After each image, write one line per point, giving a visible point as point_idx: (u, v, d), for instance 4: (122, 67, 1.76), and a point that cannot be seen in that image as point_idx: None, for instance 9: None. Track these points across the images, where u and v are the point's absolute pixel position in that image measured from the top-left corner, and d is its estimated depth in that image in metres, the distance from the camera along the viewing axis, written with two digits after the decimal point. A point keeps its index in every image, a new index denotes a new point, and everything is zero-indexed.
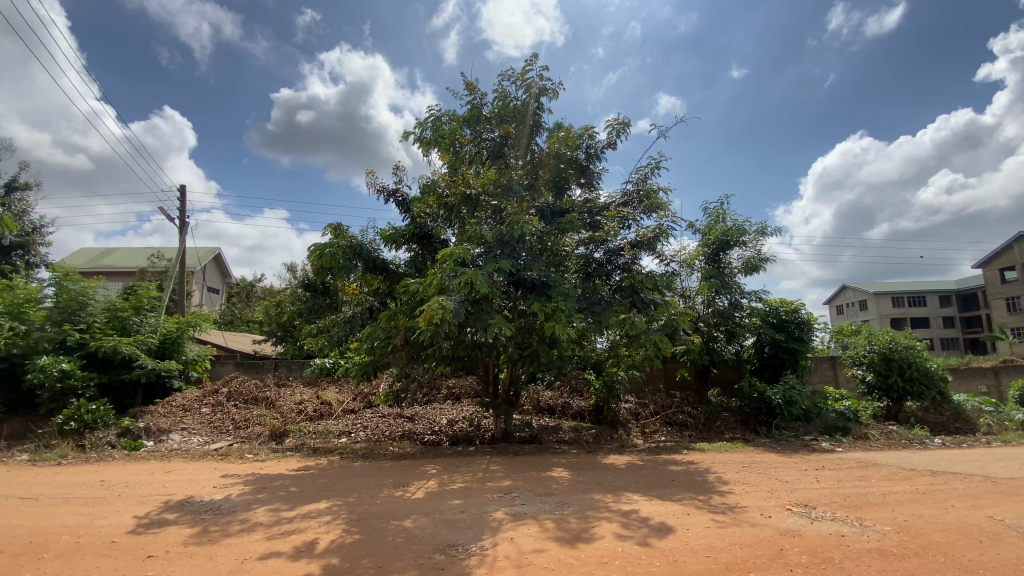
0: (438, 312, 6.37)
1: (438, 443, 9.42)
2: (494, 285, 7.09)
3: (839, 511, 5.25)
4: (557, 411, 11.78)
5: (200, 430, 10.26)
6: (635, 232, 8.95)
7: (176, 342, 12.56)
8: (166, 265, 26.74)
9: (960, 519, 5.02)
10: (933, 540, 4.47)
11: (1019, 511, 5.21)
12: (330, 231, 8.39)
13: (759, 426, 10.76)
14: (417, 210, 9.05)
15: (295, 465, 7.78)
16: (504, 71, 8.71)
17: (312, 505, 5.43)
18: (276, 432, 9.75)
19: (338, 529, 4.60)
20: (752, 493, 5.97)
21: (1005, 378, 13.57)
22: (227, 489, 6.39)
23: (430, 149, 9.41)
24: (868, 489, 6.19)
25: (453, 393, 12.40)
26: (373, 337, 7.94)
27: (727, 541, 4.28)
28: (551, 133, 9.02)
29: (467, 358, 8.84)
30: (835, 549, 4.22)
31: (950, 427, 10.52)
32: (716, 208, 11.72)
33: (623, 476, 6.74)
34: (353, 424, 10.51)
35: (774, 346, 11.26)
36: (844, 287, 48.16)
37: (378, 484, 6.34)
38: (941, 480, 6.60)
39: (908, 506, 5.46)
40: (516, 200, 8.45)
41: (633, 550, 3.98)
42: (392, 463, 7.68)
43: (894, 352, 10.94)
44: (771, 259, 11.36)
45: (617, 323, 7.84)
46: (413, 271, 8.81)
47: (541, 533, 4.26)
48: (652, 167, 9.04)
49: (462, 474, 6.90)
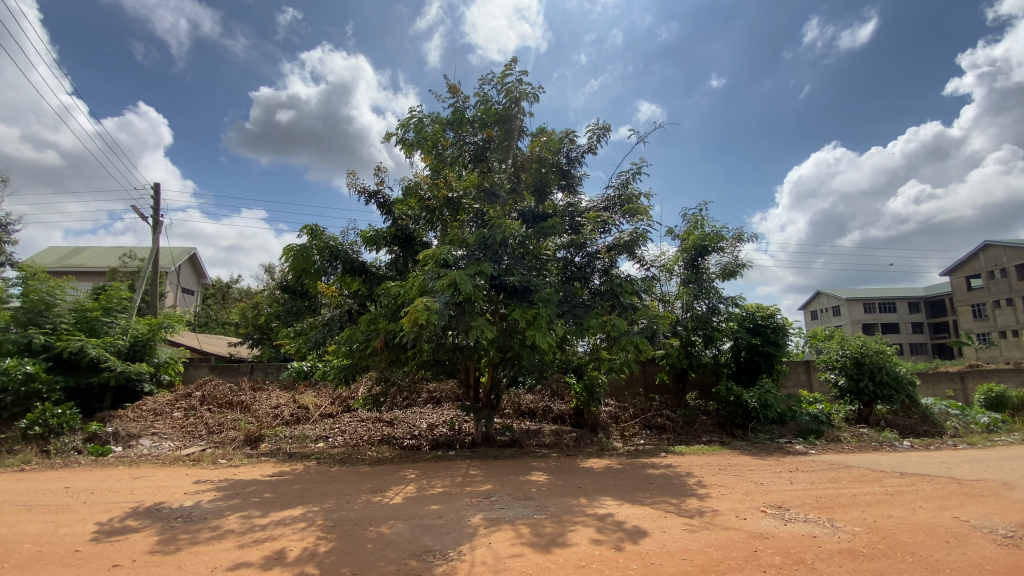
0: (423, 313, 6.33)
1: (418, 447, 9.33)
2: (477, 287, 7.07)
3: (812, 513, 5.37)
4: (538, 414, 11.77)
5: (171, 435, 9.99)
6: (615, 237, 9.06)
7: (147, 344, 12.19)
8: (139, 265, 26.08)
9: (927, 519, 5.18)
10: (901, 540, 4.59)
11: (982, 511, 5.40)
12: (307, 232, 8.26)
13: (735, 429, 10.90)
14: (399, 211, 8.96)
15: (270, 471, 7.61)
16: (485, 75, 8.73)
17: (286, 512, 5.33)
18: (251, 437, 9.54)
19: (312, 537, 4.51)
20: (728, 495, 6.07)
21: (971, 382, 14.04)
22: (198, 495, 6.23)
23: (412, 152, 9.38)
24: (840, 490, 6.34)
25: (433, 396, 12.31)
26: (352, 340, 7.83)
27: (702, 544, 4.34)
28: (533, 137, 9.08)
29: (448, 362, 8.78)
30: (808, 549, 4.32)
31: (918, 429, 10.84)
32: (694, 215, 11.91)
33: (602, 479, 6.77)
34: (331, 429, 10.34)
35: (750, 349, 11.49)
36: (818, 293, 49.38)
37: (355, 489, 6.25)
38: (909, 482, 6.80)
39: (878, 507, 5.62)
40: (499, 204, 8.47)
41: (610, 554, 4.00)
42: (370, 469, 7.57)
43: (865, 356, 11.23)
44: (747, 265, 11.57)
45: (598, 326, 7.88)
46: (395, 274, 8.75)
47: (517, 539, 4.25)
48: (632, 172, 9.14)
49: (441, 478, 6.84)
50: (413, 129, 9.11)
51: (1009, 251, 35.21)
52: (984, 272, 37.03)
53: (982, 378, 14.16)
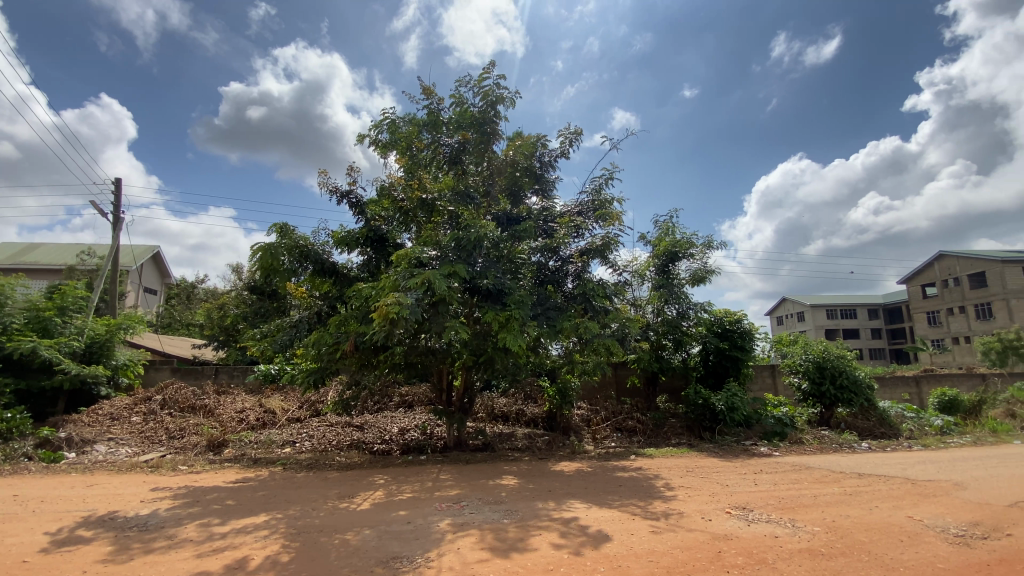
0: (393, 310, 6.24)
1: (388, 452, 9.20)
2: (450, 288, 7.01)
3: (774, 513, 5.51)
4: (511, 418, 11.74)
5: (129, 441, 9.59)
6: (588, 241, 9.16)
7: (105, 346, 11.67)
8: (99, 263, 25.04)
9: (882, 519, 5.38)
10: (858, 539, 4.75)
11: (934, 511, 5.64)
12: (276, 231, 8.07)
13: (703, 431, 11.11)
14: (371, 212, 8.85)
15: (233, 477, 7.38)
16: (461, 77, 8.72)
17: (248, 519, 5.17)
18: (215, 442, 9.23)
19: (274, 545, 4.38)
20: (694, 497, 6.19)
21: (925, 386, 14.67)
22: (155, 503, 5.99)
23: (385, 152, 9.29)
24: (801, 491, 6.53)
25: (406, 400, 12.15)
26: (320, 343, 7.66)
27: (668, 545, 4.41)
28: (508, 141, 9.08)
29: (420, 366, 8.71)
30: (770, 550, 4.42)
31: (876, 432, 11.25)
32: (666, 221, 12.13)
33: (572, 483, 6.80)
34: (299, 434, 10.10)
35: (718, 354, 11.75)
36: (784, 299, 50.92)
37: (321, 495, 6.11)
38: (866, 482, 7.05)
39: (837, 508, 5.80)
40: (473, 206, 8.45)
41: (574, 558, 4.02)
42: (338, 474, 7.41)
43: (827, 361, 11.61)
44: (716, 272, 11.84)
45: (571, 329, 7.92)
46: (367, 276, 8.63)
47: (480, 544, 4.23)
48: (605, 178, 9.25)
49: (411, 484, 6.74)
50: (387, 130, 9.04)
51: (961, 261, 37.01)
52: (939, 281, 38.84)
53: (935, 382, 14.82)
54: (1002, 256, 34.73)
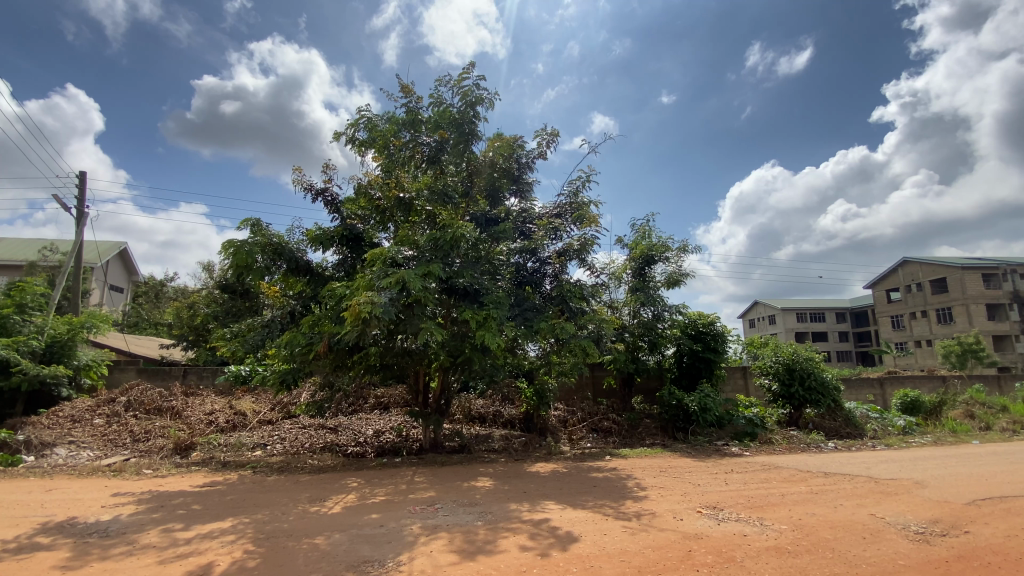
0: (365, 309, 6.15)
1: (362, 454, 9.08)
2: (426, 288, 6.95)
3: (743, 512, 5.62)
4: (488, 419, 11.70)
5: (91, 444, 9.24)
6: (565, 243, 9.24)
7: (66, 346, 11.24)
8: (61, 259, 24.07)
9: (847, 516, 5.55)
10: (823, 537, 4.89)
11: (896, 509, 5.84)
12: (249, 228, 7.89)
13: (677, 431, 11.28)
14: (347, 210, 8.74)
15: (200, 481, 7.18)
16: (441, 76, 8.68)
17: (214, 524, 5.04)
18: (181, 445, 8.96)
19: (240, 550, 4.27)
20: (667, 496, 6.28)
21: (889, 388, 15.18)
22: (117, 509, 5.77)
23: (362, 150, 9.19)
24: (770, 490, 6.68)
25: (382, 402, 12.01)
26: (293, 343, 7.50)
27: (640, 545, 4.45)
28: (486, 142, 9.07)
29: (396, 367, 8.62)
30: (738, 548, 4.51)
31: (842, 432, 11.59)
32: (642, 225, 12.27)
33: (548, 484, 6.82)
34: (270, 436, 9.88)
35: (692, 355, 11.95)
36: (756, 303, 52.08)
37: (292, 499, 5.99)
38: (832, 481, 7.26)
39: (803, 506, 5.95)
40: (451, 206, 8.39)
41: (545, 560, 4.03)
42: (310, 477, 7.27)
43: (796, 363, 11.94)
44: (690, 275, 12.04)
45: (547, 330, 7.95)
46: (342, 275, 8.49)
47: (449, 547, 4.20)
48: (583, 181, 9.35)
49: (385, 486, 6.66)
50: (365, 128, 8.95)
51: (924, 267, 38.45)
52: (903, 286, 40.29)
53: (898, 384, 15.37)
54: (961, 263, 36.25)
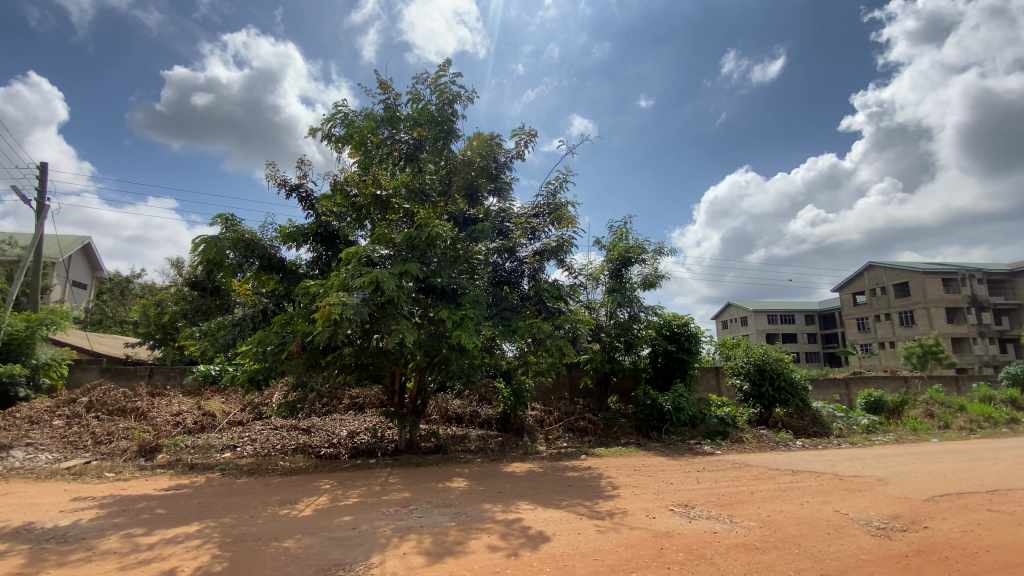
0: (337, 309, 6.05)
1: (336, 456, 8.93)
2: (401, 288, 6.87)
3: (714, 510, 5.73)
4: (464, 419, 11.65)
5: (49, 446, 8.86)
6: (543, 242, 9.29)
7: (25, 344, 10.86)
8: (19, 253, 23.02)
9: (812, 513, 5.71)
10: (790, 533, 5.02)
11: (859, 505, 6.05)
12: (220, 223, 7.68)
13: (651, 431, 11.42)
14: (322, 207, 8.60)
15: (166, 485, 6.95)
16: (418, 74, 8.62)
17: (178, 529, 4.89)
18: (146, 447, 8.68)
19: (206, 555, 4.16)
20: (641, 495, 6.35)
21: (854, 388, 15.70)
22: (76, 514, 5.54)
23: (339, 147, 9.05)
24: (740, 488, 6.84)
25: (356, 402, 11.86)
26: (265, 342, 7.33)
27: (613, 544, 4.50)
28: (464, 141, 9.02)
29: (372, 367, 8.53)
30: (708, 545, 4.60)
31: (810, 430, 11.92)
32: (620, 227, 12.40)
33: (523, 484, 6.83)
34: (240, 438, 9.64)
35: (666, 355, 12.14)
36: (729, 304, 53.19)
37: (261, 502, 5.86)
38: (798, 479, 7.46)
39: (771, 503, 6.11)
40: (429, 204, 8.32)
41: (516, 560, 4.03)
42: (281, 480, 7.13)
43: (766, 363, 12.24)
44: (666, 277, 12.21)
45: (524, 330, 7.95)
46: (316, 273, 8.34)
47: (420, 548, 4.17)
48: (561, 181, 9.43)
49: (358, 488, 6.57)
50: (341, 124, 8.83)
51: (888, 272, 39.81)
52: (868, 290, 41.69)
53: (863, 384, 15.87)
54: (923, 268, 37.71)
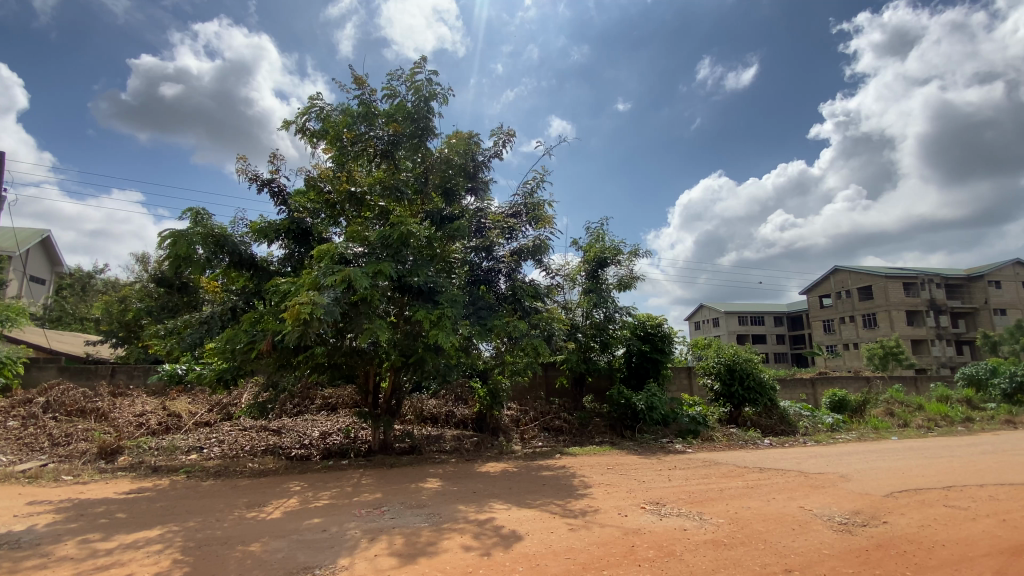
0: (307, 307, 5.94)
1: (307, 457, 8.76)
2: (375, 286, 6.78)
3: (684, 507, 5.84)
4: (440, 420, 11.57)
5: (2, 449, 8.45)
6: (520, 242, 9.34)
7: None
8: None
9: (778, 509, 5.87)
10: (756, 529, 5.15)
11: (822, 501, 6.25)
12: (189, 217, 7.46)
13: (625, 430, 11.58)
14: (295, 203, 8.44)
15: (127, 488, 6.72)
16: (393, 70, 8.51)
17: (139, 533, 4.73)
18: (107, 449, 8.36)
19: (167, 560, 4.04)
20: (614, 494, 6.42)
21: (820, 387, 16.20)
22: (30, 519, 5.30)
23: (313, 141, 8.89)
24: (710, 486, 6.98)
25: (329, 402, 11.66)
26: (233, 340, 7.14)
27: (585, 542, 4.54)
28: (441, 138, 8.95)
29: (345, 367, 8.40)
30: (678, 542, 4.68)
31: (777, 428, 12.27)
32: (597, 228, 12.53)
33: (497, 483, 6.84)
34: (207, 439, 9.38)
35: (641, 355, 12.28)
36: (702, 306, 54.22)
37: (228, 505, 5.71)
38: (766, 476, 7.68)
39: (740, 500, 6.26)
40: (405, 202, 8.28)
41: (489, 560, 4.03)
42: (250, 482, 6.96)
43: (736, 363, 12.55)
44: (641, 278, 12.38)
45: (500, 329, 7.96)
46: (288, 270, 8.18)
47: (391, 550, 4.13)
48: (538, 181, 9.49)
49: (329, 490, 6.47)
50: (317, 118, 8.68)
51: (853, 275, 41.20)
52: (834, 292, 43.06)
53: (828, 384, 16.38)
54: (886, 272, 39.14)
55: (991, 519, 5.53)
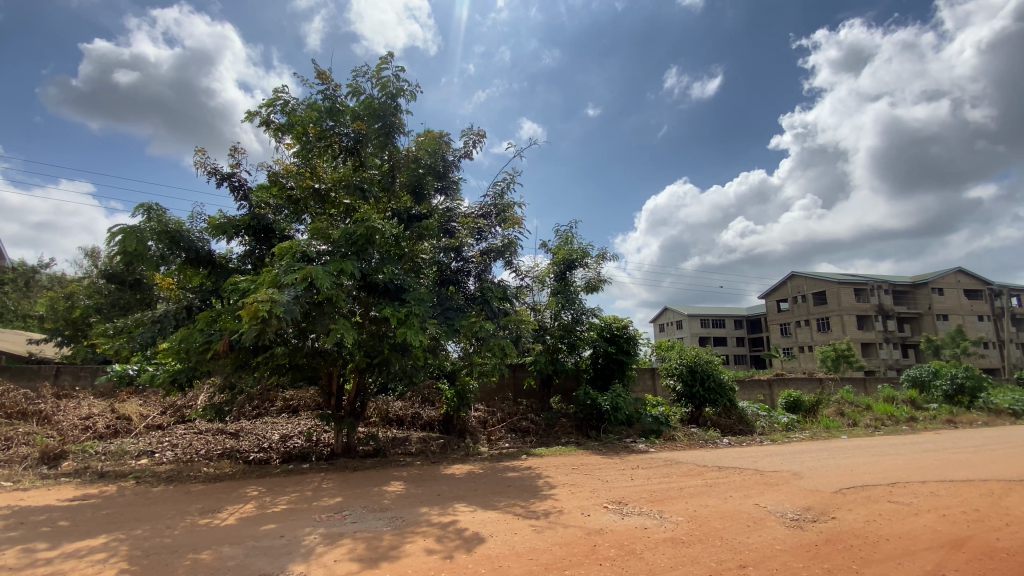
0: (265, 305, 5.78)
1: (266, 461, 8.53)
2: (338, 285, 6.65)
3: (645, 506, 5.97)
4: (406, 422, 11.44)
5: None
6: (488, 242, 9.35)
7: None
8: None
9: (735, 506, 6.07)
10: (714, 526, 5.31)
11: (776, 498, 6.50)
12: (141, 212, 7.14)
13: (590, 430, 11.73)
14: (257, 198, 8.21)
15: (71, 495, 6.38)
16: (359, 66, 8.39)
17: (82, 542, 4.50)
18: (49, 453, 7.92)
19: (111, 570, 3.86)
20: (578, 494, 6.49)
21: (776, 388, 16.83)
22: None
23: (277, 135, 8.66)
24: (672, 484, 7.15)
25: (290, 405, 11.36)
26: (188, 340, 6.88)
27: (548, 543, 4.58)
28: (409, 136, 8.87)
29: (308, 368, 8.21)
30: (638, 541, 4.78)
31: (736, 428, 12.68)
32: (565, 231, 12.67)
33: (462, 486, 6.83)
34: (159, 442, 9.01)
35: (607, 357, 12.45)
36: (667, 309, 55.54)
37: (180, 511, 5.50)
38: (724, 474, 7.91)
39: (699, 498, 6.44)
40: (371, 200, 8.17)
41: (451, 563, 4.01)
42: (205, 487, 6.72)
43: (698, 365, 12.90)
44: (608, 281, 12.58)
45: (466, 330, 7.92)
46: (249, 267, 7.95)
47: (351, 555, 4.07)
48: (507, 183, 9.55)
49: (288, 494, 6.32)
50: (281, 112, 8.46)
51: (808, 281, 42.94)
52: (790, 297, 44.78)
53: (784, 385, 17.07)
54: (839, 278, 40.99)
55: (931, 514, 5.87)
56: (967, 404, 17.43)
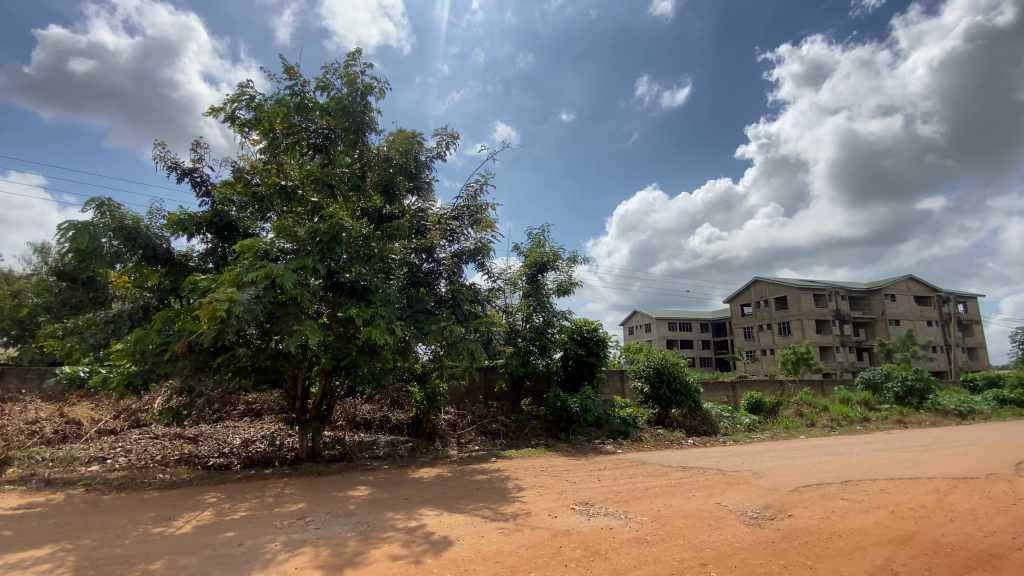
0: (224, 304, 5.61)
1: (226, 466, 8.28)
2: (302, 285, 6.51)
3: (611, 507, 6.06)
4: (374, 425, 11.28)
5: None
6: (460, 245, 9.32)
7: None
8: None
9: (697, 506, 6.23)
10: (677, 525, 5.44)
11: (737, 497, 6.70)
12: (93, 207, 6.84)
13: (560, 431, 11.81)
14: (220, 195, 7.99)
15: (13, 503, 6.04)
16: (328, 62, 8.27)
17: (24, 553, 4.27)
18: None
19: None
20: (546, 496, 6.53)
21: (739, 390, 17.35)
22: None
23: (243, 131, 8.44)
24: (638, 485, 7.29)
25: (253, 408, 11.05)
26: (143, 341, 6.61)
27: (515, 545, 4.60)
28: (380, 135, 8.77)
29: (272, 370, 8.01)
30: (603, 541, 4.85)
31: (699, 430, 12.87)
32: (538, 234, 12.77)
33: (429, 489, 6.79)
34: (112, 448, 8.63)
35: (577, 359, 12.57)
36: (636, 312, 56.51)
37: (132, 520, 5.28)
38: (688, 474, 8.08)
39: (662, 498, 6.57)
40: (339, 198, 8.04)
41: (417, 568, 3.99)
42: (160, 494, 6.47)
43: (665, 367, 13.18)
44: (579, 284, 12.73)
45: (436, 332, 7.86)
46: (210, 266, 7.69)
47: (313, 562, 3.99)
48: (480, 185, 9.57)
49: (248, 501, 6.14)
50: (247, 107, 8.25)
51: (771, 286, 44.41)
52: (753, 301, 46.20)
53: (746, 386, 17.62)
54: (800, 283, 42.54)
55: (880, 510, 6.17)
56: (916, 405, 18.36)
